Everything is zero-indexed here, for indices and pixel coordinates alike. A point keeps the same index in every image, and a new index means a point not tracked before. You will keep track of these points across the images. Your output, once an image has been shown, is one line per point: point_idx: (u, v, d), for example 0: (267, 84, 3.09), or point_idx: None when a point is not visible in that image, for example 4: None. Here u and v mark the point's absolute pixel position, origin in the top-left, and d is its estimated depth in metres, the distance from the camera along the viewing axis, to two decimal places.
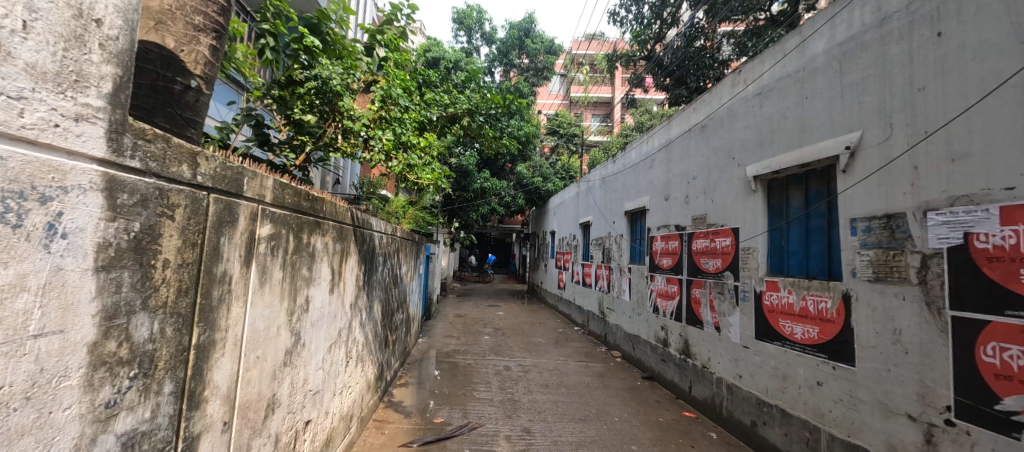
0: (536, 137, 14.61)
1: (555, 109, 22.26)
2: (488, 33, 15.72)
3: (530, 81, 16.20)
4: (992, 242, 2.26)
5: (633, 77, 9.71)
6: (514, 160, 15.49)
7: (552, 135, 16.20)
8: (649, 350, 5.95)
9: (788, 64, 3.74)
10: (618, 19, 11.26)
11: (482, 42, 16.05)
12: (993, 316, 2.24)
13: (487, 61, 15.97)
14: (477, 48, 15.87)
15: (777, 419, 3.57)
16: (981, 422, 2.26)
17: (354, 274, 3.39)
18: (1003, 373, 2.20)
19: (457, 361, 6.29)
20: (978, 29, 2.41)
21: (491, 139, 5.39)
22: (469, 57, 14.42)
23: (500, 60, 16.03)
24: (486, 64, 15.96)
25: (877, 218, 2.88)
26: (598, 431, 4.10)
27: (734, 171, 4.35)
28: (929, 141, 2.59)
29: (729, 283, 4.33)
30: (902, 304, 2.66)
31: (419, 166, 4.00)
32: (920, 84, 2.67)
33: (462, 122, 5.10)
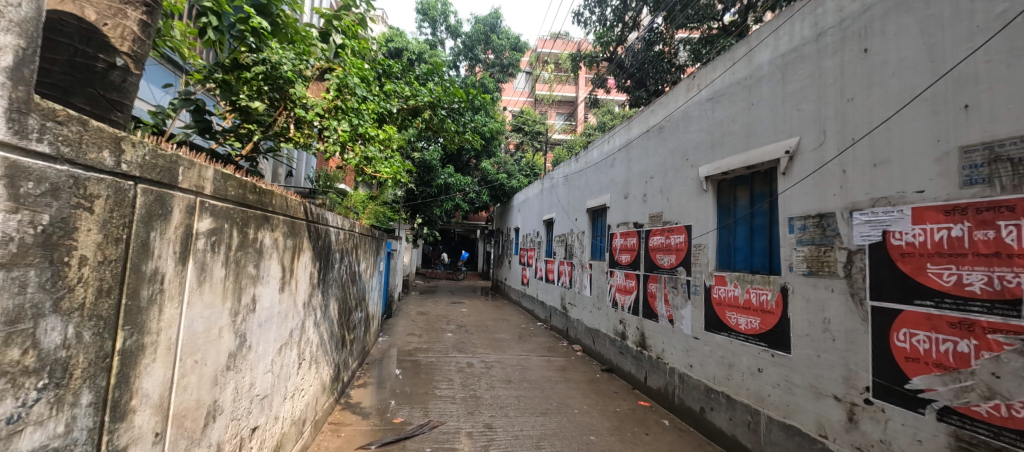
0: (500, 134, 14.59)
1: (519, 106, 22.42)
2: (454, 27, 15.46)
3: (495, 77, 16.18)
4: (905, 239, 2.47)
5: (596, 78, 9.94)
6: (480, 156, 15.12)
7: (517, 132, 16.26)
8: (608, 343, 6.12)
9: (736, 71, 3.94)
10: (583, 20, 11.48)
11: (447, 35, 15.76)
12: (905, 305, 2.45)
13: (452, 54, 15.74)
14: (442, 41, 15.61)
15: (723, 405, 3.79)
16: (893, 401, 2.48)
17: (307, 271, 3.23)
18: (912, 356, 2.41)
19: (419, 359, 6.18)
20: (897, 47, 2.63)
21: (454, 133, 5.29)
22: (434, 50, 14.15)
23: (465, 54, 15.86)
24: (451, 58, 15.74)
25: (811, 217, 3.10)
26: (558, 424, 4.16)
27: (688, 172, 4.54)
28: (856, 148, 2.80)
29: (682, 278, 4.52)
30: (832, 295, 2.88)
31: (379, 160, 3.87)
32: (850, 95, 2.88)
33: (424, 116, 4.98)
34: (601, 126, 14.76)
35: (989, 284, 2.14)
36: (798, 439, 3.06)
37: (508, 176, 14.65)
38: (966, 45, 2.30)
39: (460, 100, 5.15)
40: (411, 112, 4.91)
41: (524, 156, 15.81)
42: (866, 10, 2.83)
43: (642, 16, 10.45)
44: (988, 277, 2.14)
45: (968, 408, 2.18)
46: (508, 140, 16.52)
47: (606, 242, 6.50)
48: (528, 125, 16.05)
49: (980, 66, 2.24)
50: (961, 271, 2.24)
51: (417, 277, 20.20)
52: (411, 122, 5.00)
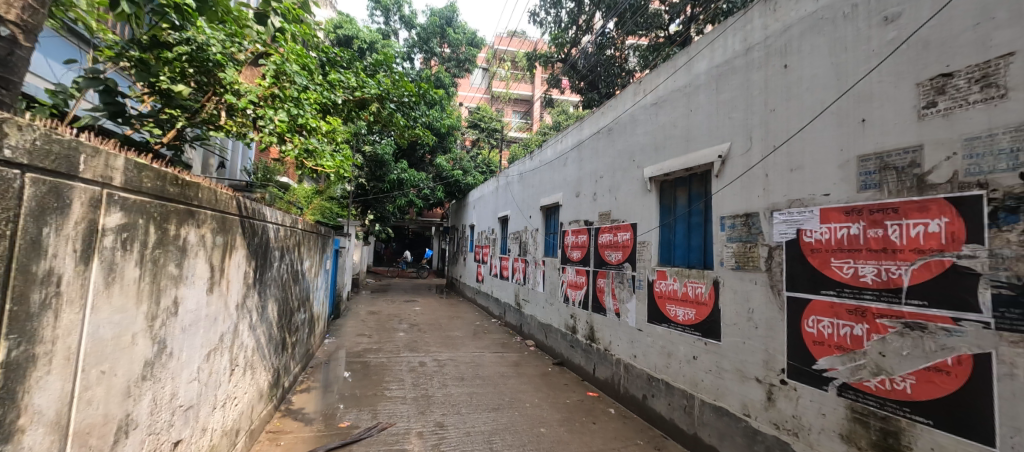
0: (456, 129, 14.45)
1: (475, 103, 22.41)
2: (408, 17, 15.01)
3: (450, 72, 16.00)
4: (814, 236, 2.74)
5: (552, 78, 10.13)
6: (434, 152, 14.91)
7: (473, 129, 16.33)
8: (559, 338, 6.28)
9: (677, 79, 4.17)
10: (539, 20, 11.65)
11: (401, 25, 15.29)
12: (814, 294, 2.73)
13: (407, 45, 15.29)
14: (395, 31, 15.14)
15: (663, 391, 4.03)
16: (804, 380, 2.75)
17: (241, 271, 3.01)
18: (818, 340, 2.68)
19: (368, 361, 5.97)
20: (811, 65, 2.90)
21: (403, 128, 5.13)
22: (387, 40, 13.71)
23: (421, 46, 15.49)
24: (405, 49, 15.33)
25: (739, 216, 3.36)
26: (510, 418, 4.20)
27: (634, 173, 4.75)
28: (776, 154, 3.08)
29: (627, 273, 4.72)
30: (756, 287, 3.15)
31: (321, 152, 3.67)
32: (772, 106, 3.15)
33: (371, 110, 4.80)
34: (556, 125, 14.98)
35: (878, 275, 2.41)
36: (726, 419, 3.32)
37: (463, 173, 14.21)
38: (864, 66, 2.58)
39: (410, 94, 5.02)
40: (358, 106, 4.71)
41: (480, 152, 15.74)
42: (786, 30, 3.10)
43: (595, 20, 10.82)
44: (877, 270, 2.41)
45: (861, 384, 2.45)
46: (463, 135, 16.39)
47: (558, 239, 6.65)
48: (485, 121, 16.18)
49: (874, 85, 2.51)
50: (857, 264, 2.51)
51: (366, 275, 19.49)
52: (358, 115, 4.76)
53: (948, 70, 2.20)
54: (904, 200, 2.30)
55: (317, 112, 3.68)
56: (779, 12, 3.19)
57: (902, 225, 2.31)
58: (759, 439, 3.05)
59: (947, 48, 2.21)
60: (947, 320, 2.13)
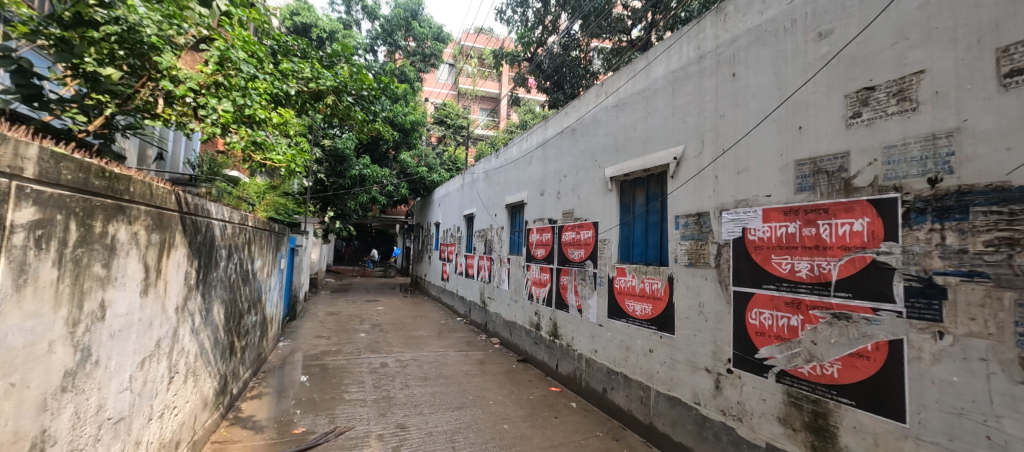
0: (421, 124, 14.20)
1: (440, 98, 22.16)
2: (371, 7, 14.56)
3: (416, 66, 15.72)
4: (757, 235, 2.92)
5: (518, 77, 10.21)
6: (398, 147, 14.59)
7: (439, 125, 16.19)
8: (523, 335, 6.35)
9: (637, 82, 4.31)
10: (505, 18, 11.68)
11: (363, 15, 14.81)
12: (757, 288, 2.91)
13: (370, 37, 14.87)
14: (358, 21, 14.65)
15: (621, 384, 4.17)
16: (747, 368, 2.94)
17: (181, 271, 2.80)
18: (760, 331, 2.87)
19: (327, 363, 5.75)
20: (756, 75, 3.08)
21: (361, 122, 4.96)
22: (349, 30, 13.24)
23: (384, 38, 15.08)
24: (368, 40, 14.87)
25: (692, 215, 3.52)
26: (473, 416, 4.18)
27: (596, 172, 4.87)
28: (725, 157, 3.25)
29: (589, 270, 4.84)
30: (706, 282, 3.32)
31: (270, 146, 3.47)
32: (722, 112, 3.33)
33: (327, 102, 4.61)
34: (521, 124, 15.05)
35: (811, 270, 2.60)
36: (679, 408, 3.48)
37: (429, 169, 14.05)
38: (801, 77, 2.77)
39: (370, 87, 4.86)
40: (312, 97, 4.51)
41: (446, 149, 15.64)
42: (735, 40, 3.28)
43: (561, 21, 11.00)
44: (811, 265, 2.60)
45: (796, 370, 2.64)
46: (429, 131, 16.23)
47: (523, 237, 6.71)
48: (451, 118, 16.22)
49: (809, 95, 2.71)
50: (794, 260, 2.70)
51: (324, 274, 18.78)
52: (313, 107, 4.57)
53: (872, 84, 2.39)
54: (834, 201, 2.49)
55: (267, 103, 3.48)
56: (728, 22, 3.36)
57: (832, 224, 2.50)
58: (708, 425, 3.22)
59: (870, 64, 2.41)
60: (867, 310, 2.31)
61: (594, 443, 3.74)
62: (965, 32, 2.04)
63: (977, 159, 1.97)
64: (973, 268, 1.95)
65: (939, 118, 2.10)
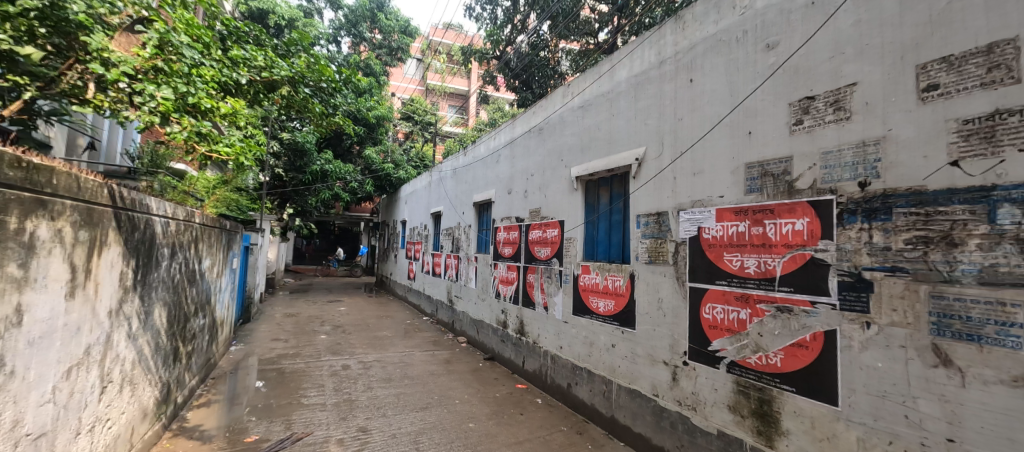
0: (387, 119, 13.90)
1: (408, 93, 21.79)
2: None
3: (382, 59, 15.39)
4: (711, 233, 3.08)
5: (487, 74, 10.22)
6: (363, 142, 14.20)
7: (407, 121, 15.92)
8: (490, 333, 6.37)
9: (602, 84, 4.43)
10: (474, 15, 11.66)
11: (326, 5, 14.31)
12: (710, 284, 3.06)
13: (333, 27, 14.37)
14: (320, 11, 14.13)
15: (585, 379, 4.28)
16: (701, 360, 3.09)
17: (114, 272, 2.63)
18: (713, 324, 3.02)
19: (283, 367, 5.54)
20: (711, 81, 3.24)
21: (318, 115, 4.84)
22: (311, 19, 12.76)
23: (348, 29, 14.62)
24: (331, 30, 14.36)
25: (652, 215, 3.65)
26: (438, 417, 4.16)
27: (562, 172, 4.95)
28: (682, 159, 3.40)
29: (555, 268, 4.92)
30: (664, 279, 3.46)
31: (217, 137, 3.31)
32: (680, 116, 3.48)
33: (281, 93, 4.44)
34: (491, 122, 15.02)
35: (759, 267, 2.77)
36: (639, 400, 3.62)
37: (395, 166, 13.81)
38: (751, 85, 2.93)
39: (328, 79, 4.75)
40: (266, 87, 4.34)
41: (414, 146, 15.40)
42: (692, 47, 3.43)
43: (530, 21, 11.11)
44: (758, 262, 2.77)
45: (744, 360, 2.81)
46: (396, 127, 15.92)
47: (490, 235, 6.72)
48: (419, 114, 15.96)
49: (758, 103, 2.87)
50: (743, 257, 2.86)
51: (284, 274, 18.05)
52: (266, 98, 4.39)
53: (812, 94, 2.57)
54: (779, 202, 2.66)
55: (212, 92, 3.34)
56: (686, 30, 3.50)
57: (776, 224, 2.67)
58: (665, 416, 3.37)
59: (811, 75, 2.59)
60: (805, 303, 2.49)
61: (558, 438, 3.81)
62: (891, 49, 2.23)
63: (899, 165, 2.15)
64: (895, 264, 2.13)
65: (868, 127, 2.29)
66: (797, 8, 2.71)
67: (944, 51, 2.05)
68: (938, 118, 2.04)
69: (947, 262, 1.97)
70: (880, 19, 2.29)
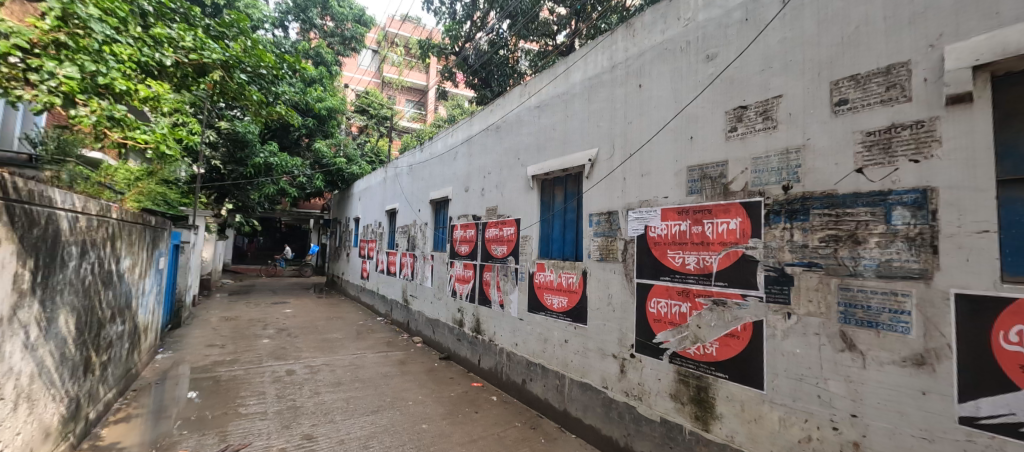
0: (339, 112, 13.38)
1: (363, 86, 21.15)
2: None
3: (334, 49, 14.81)
4: (657, 231, 3.26)
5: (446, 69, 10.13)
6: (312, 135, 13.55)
7: (361, 114, 15.43)
8: (446, 332, 6.35)
9: (557, 86, 4.54)
10: (433, 8, 11.49)
11: None
12: (655, 280, 3.24)
13: (280, 10, 13.53)
14: None
15: (539, 374, 4.38)
16: (646, 352, 3.27)
17: (4, 277, 2.36)
18: (657, 318, 3.20)
19: (219, 376, 5.22)
20: (658, 87, 3.41)
21: (256, 103, 4.62)
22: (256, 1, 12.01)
23: (297, 14, 13.85)
24: (278, 13, 13.55)
25: (603, 214, 3.79)
26: (390, 419, 4.10)
27: (518, 171, 5.01)
28: (631, 160, 3.56)
29: (511, 266, 4.98)
30: (614, 275, 3.61)
31: (132, 123, 3.18)
32: (629, 120, 3.64)
33: (213, 78, 4.18)
34: (449, 119, 14.84)
35: (698, 263, 2.96)
36: (589, 393, 3.76)
37: (348, 161, 13.34)
38: (693, 93, 3.13)
39: (269, 67, 4.59)
40: (196, 70, 4.10)
41: (368, 141, 14.94)
42: (641, 54, 3.59)
43: (489, 18, 11.14)
44: (698, 258, 2.96)
45: (684, 351, 3.00)
46: (349, 121, 15.36)
47: (447, 233, 6.68)
48: (374, 107, 15.46)
49: (698, 110, 3.07)
50: (685, 254, 3.04)
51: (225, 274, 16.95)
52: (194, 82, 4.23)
53: (744, 104, 2.78)
54: (716, 203, 2.86)
55: (128, 72, 3.19)
56: (636, 37, 3.66)
57: (713, 223, 2.87)
58: (613, 407, 3.53)
59: (744, 86, 2.80)
60: (737, 296, 2.70)
61: (512, 434, 3.88)
62: (811, 66, 2.47)
63: (815, 171, 2.39)
64: (811, 260, 2.36)
65: (791, 135, 2.52)
66: (734, 23, 2.92)
67: (852, 70, 2.29)
68: (847, 129, 2.28)
69: (852, 258, 2.21)
70: (802, 38, 2.52)
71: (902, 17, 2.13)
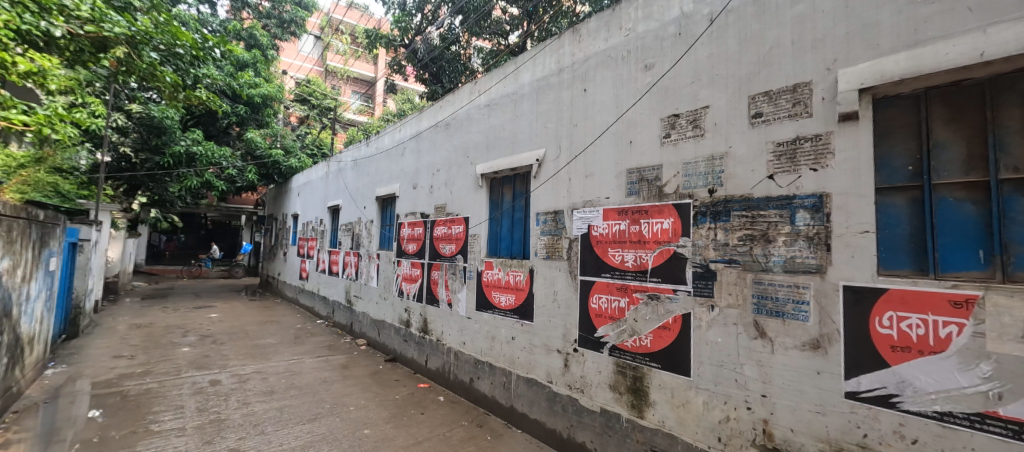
0: (277, 99, 12.59)
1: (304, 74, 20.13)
2: None
3: (271, 32, 13.97)
4: (598, 230, 3.42)
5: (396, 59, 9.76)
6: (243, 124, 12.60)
7: (301, 103, 14.68)
8: (392, 333, 6.21)
9: (507, 85, 4.61)
10: None
11: None
12: (597, 277, 3.39)
13: None
14: None
15: (487, 372, 4.43)
16: (588, 346, 3.42)
17: None
18: (599, 313, 3.36)
19: (127, 390, 4.75)
20: (601, 92, 3.57)
21: (165, 82, 5.01)
22: None
23: None
24: None
25: (550, 213, 3.91)
26: (328, 427, 3.96)
27: (467, 169, 5.02)
28: (576, 162, 3.70)
29: (460, 264, 4.99)
30: (559, 273, 3.74)
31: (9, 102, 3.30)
32: (575, 122, 3.77)
33: (115, 54, 4.55)
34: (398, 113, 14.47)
35: (635, 260, 3.14)
36: (535, 388, 3.86)
37: (285, 153, 12.59)
38: (632, 100, 3.31)
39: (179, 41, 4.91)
40: (95, 45, 4.38)
41: (308, 132, 14.22)
42: (586, 60, 3.74)
43: (441, 12, 10.99)
44: (635, 256, 3.14)
45: (622, 344, 3.18)
46: (287, 110, 14.51)
47: (394, 231, 6.54)
48: (316, 97, 14.73)
49: (636, 116, 3.26)
50: (623, 252, 3.22)
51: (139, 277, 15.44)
52: (94, 56, 4.50)
53: (677, 113, 3.00)
54: (652, 204, 3.06)
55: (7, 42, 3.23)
56: (582, 43, 3.80)
57: (648, 223, 3.06)
58: (558, 400, 3.65)
59: (676, 96, 3.01)
60: (669, 290, 2.91)
61: (458, 433, 3.90)
62: (733, 81, 2.71)
63: (735, 176, 2.63)
64: (731, 257, 2.60)
65: (716, 143, 2.75)
66: (668, 36, 3.12)
67: (766, 86, 2.55)
68: (762, 140, 2.53)
69: (765, 255, 2.46)
70: (725, 55, 2.76)
71: (806, 42, 2.41)
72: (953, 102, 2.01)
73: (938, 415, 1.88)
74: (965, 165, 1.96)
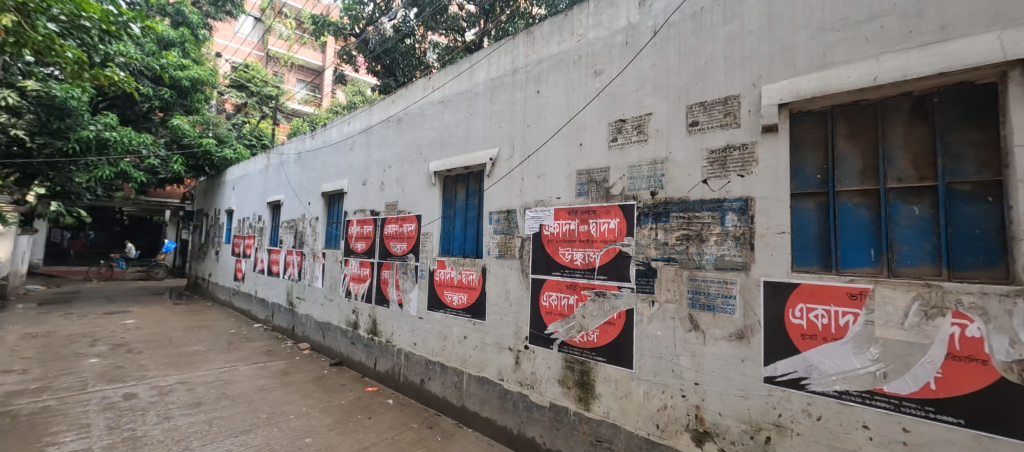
0: (210, 82, 11.71)
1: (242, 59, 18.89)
2: None
3: (205, 11, 13.04)
4: (549, 230, 3.51)
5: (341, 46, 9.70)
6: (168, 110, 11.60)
7: (239, 90, 13.79)
8: (338, 335, 6.01)
9: (460, 83, 4.61)
10: None
11: None
12: (548, 275, 3.49)
13: None
14: None
15: (438, 373, 4.41)
16: (538, 343, 3.51)
17: None
18: (549, 310, 3.46)
19: (18, 410, 4.22)
20: (554, 95, 3.67)
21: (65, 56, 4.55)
22: None
23: None
24: None
25: (502, 212, 3.96)
26: (264, 438, 3.78)
27: (420, 166, 4.96)
28: (528, 161, 3.78)
29: (411, 263, 4.92)
30: (511, 272, 3.80)
31: None
32: (528, 122, 3.85)
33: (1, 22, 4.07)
34: (348, 105, 13.97)
35: (583, 259, 3.26)
36: (486, 387, 3.91)
37: (220, 142, 11.74)
38: (582, 103, 3.44)
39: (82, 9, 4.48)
40: None
41: (246, 121, 13.38)
42: (540, 62, 3.83)
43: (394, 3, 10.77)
44: (584, 255, 3.26)
45: (571, 340, 3.30)
46: (222, 96, 13.53)
47: (341, 229, 6.32)
48: (255, 84, 13.89)
49: (586, 120, 3.39)
50: (573, 251, 3.33)
51: (37, 279, 13.77)
52: None
53: (623, 118, 3.15)
54: (599, 205, 3.19)
55: None
56: (536, 45, 3.89)
57: (596, 222, 3.19)
58: (508, 397, 3.72)
59: (623, 101, 3.16)
60: (614, 287, 3.05)
61: (407, 436, 3.85)
62: (673, 90, 2.89)
63: (674, 180, 2.81)
64: (670, 256, 2.78)
65: (657, 148, 2.93)
66: (617, 44, 3.26)
67: (702, 97, 2.74)
68: (698, 147, 2.73)
69: (699, 253, 2.65)
70: (666, 66, 2.94)
71: (735, 58, 2.62)
72: (853, 119, 2.28)
73: (838, 394, 2.12)
74: (861, 175, 2.23)
